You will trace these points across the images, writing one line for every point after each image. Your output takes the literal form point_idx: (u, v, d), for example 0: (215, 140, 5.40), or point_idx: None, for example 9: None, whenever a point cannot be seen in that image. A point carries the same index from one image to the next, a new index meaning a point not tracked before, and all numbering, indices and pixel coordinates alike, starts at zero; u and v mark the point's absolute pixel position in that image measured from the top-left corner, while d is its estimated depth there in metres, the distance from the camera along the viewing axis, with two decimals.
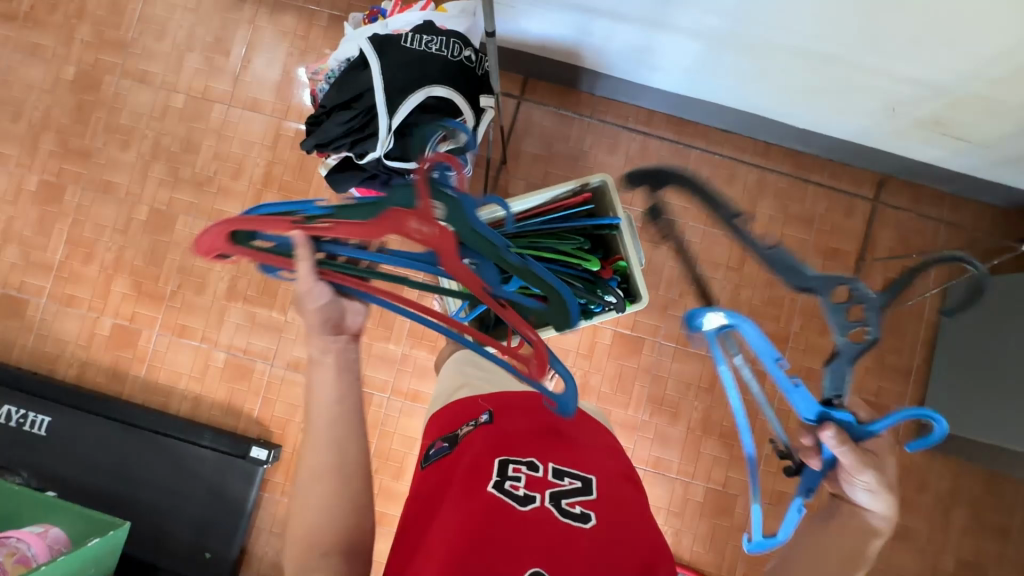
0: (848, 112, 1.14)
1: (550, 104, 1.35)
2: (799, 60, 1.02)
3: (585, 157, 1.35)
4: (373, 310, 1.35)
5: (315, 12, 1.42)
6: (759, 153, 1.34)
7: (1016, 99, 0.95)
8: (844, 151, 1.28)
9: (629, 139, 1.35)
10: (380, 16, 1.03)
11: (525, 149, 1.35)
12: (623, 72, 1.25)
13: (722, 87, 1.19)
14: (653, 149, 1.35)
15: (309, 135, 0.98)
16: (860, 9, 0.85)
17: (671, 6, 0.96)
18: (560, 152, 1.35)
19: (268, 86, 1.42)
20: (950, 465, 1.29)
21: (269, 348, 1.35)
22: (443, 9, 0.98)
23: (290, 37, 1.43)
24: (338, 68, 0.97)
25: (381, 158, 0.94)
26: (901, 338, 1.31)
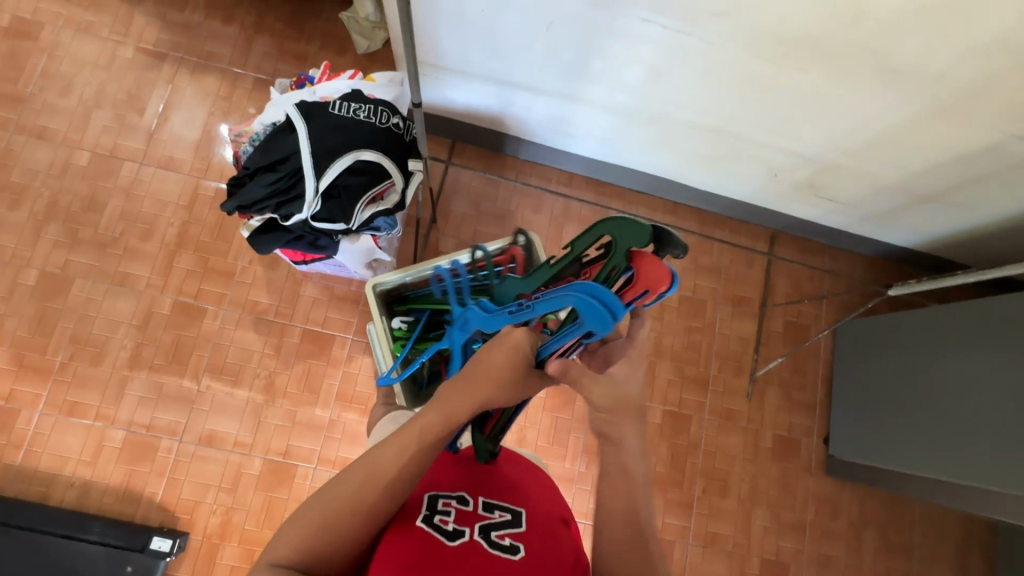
0: (740, 177, 1.29)
1: (476, 167, 1.42)
2: (695, 133, 1.16)
3: (511, 215, 1.42)
4: (298, 373, 1.29)
5: (239, 75, 1.43)
6: (669, 212, 1.47)
7: (867, 169, 1.13)
8: (740, 210, 1.44)
9: (552, 200, 1.44)
10: (307, 83, 1.06)
11: (454, 209, 1.40)
12: (544, 139, 1.35)
13: (633, 155, 1.32)
14: (575, 207, 1.44)
15: (228, 197, 0.95)
16: (739, 91, 0.99)
17: (583, 82, 1.07)
18: (487, 212, 1.41)
19: (185, 144, 1.38)
20: (857, 491, 1.40)
21: (178, 422, 1.23)
22: (371, 79, 1.04)
23: (212, 96, 1.41)
24: (262, 131, 0.96)
25: (307, 220, 0.96)
26: (803, 375, 1.44)
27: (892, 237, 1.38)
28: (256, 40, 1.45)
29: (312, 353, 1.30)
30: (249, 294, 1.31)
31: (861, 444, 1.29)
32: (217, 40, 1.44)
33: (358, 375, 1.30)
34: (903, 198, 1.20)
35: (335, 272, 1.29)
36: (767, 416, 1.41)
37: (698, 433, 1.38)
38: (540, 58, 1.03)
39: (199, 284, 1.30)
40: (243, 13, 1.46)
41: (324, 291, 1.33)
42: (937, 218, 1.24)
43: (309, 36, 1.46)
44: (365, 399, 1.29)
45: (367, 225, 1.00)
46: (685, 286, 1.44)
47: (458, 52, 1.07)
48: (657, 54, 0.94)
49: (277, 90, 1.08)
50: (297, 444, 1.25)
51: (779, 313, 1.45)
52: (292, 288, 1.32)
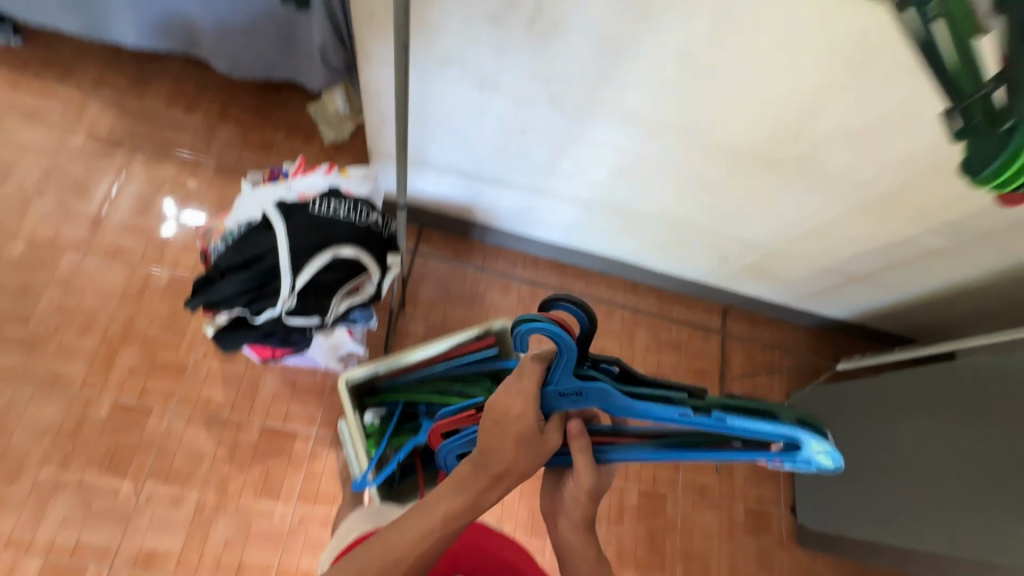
0: (694, 260, 1.39)
1: (443, 252, 1.45)
2: (653, 222, 1.25)
3: (480, 298, 1.43)
4: (255, 476, 1.18)
5: (199, 163, 1.40)
6: (629, 291, 1.54)
7: (806, 254, 1.26)
8: (694, 288, 1.54)
9: (519, 282, 1.47)
10: (280, 177, 1.05)
11: (423, 293, 1.41)
12: (510, 226, 1.40)
13: (596, 240, 1.39)
14: (541, 288, 1.48)
15: (194, 295, 0.91)
16: (694, 189, 1.09)
17: (553, 179, 1.14)
18: (456, 295, 1.42)
19: (135, 233, 1.31)
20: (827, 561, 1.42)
21: (109, 544, 1.08)
22: (346, 174, 1.03)
23: (171, 183, 1.37)
24: (236, 228, 0.94)
25: (280, 316, 0.93)
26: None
27: (829, 311, 1.51)
28: (219, 129, 1.45)
29: (271, 453, 1.20)
30: (201, 390, 1.21)
31: (828, 514, 1.31)
32: (179, 128, 1.42)
33: (322, 474, 1.21)
34: (837, 278, 1.33)
35: (300, 364, 1.23)
36: (736, 488, 1.43)
37: (674, 512, 1.37)
38: (511, 158, 1.09)
39: (144, 383, 1.19)
40: (207, 102, 1.46)
41: (285, 383, 1.25)
42: (866, 294, 1.38)
43: (274, 124, 1.48)
44: (329, 501, 1.19)
45: (343, 318, 0.98)
46: (649, 362, 1.49)
47: (433, 151, 1.12)
48: (621, 158, 1.03)
49: (249, 183, 1.07)
50: (251, 558, 1.13)
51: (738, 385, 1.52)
52: (250, 382, 1.24)
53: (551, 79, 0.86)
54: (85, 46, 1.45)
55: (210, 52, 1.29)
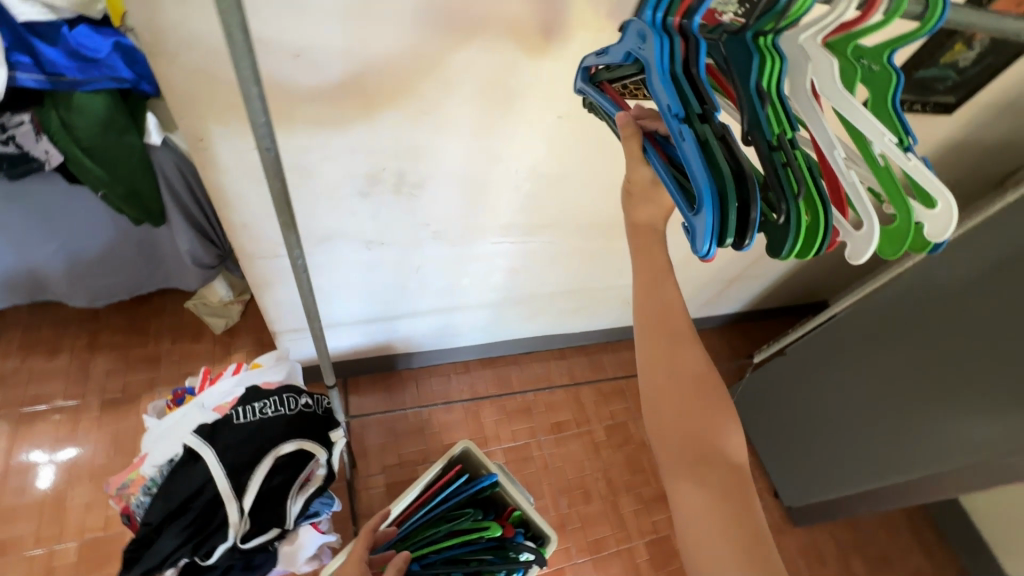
0: (605, 312, 1.51)
1: (375, 394, 1.42)
2: (559, 296, 1.35)
3: (428, 425, 1.42)
4: None
5: (79, 406, 1.27)
6: (561, 359, 1.61)
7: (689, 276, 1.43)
8: (615, 333, 1.65)
9: (458, 392, 1.48)
10: (188, 395, 0.99)
11: (370, 443, 1.36)
12: (432, 346, 1.43)
13: (514, 328, 1.46)
14: (481, 392, 1.50)
15: (127, 566, 0.80)
16: (584, 260, 1.21)
17: (458, 295, 1.20)
18: (403, 432, 1.39)
19: (19, 514, 1.13)
20: (839, 535, 1.48)
21: None
22: (259, 364, 1.00)
23: (49, 441, 1.21)
24: (157, 472, 0.87)
25: (234, 545, 0.85)
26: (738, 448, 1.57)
27: (727, 310, 1.70)
28: (92, 361, 1.33)
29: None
30: None
31: (803, 489, 1.40)
32: (43, 375, 1.29)
33: None
34: (722, 283, 1.52)
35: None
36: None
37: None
38: (412, 292, 1.14)
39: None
40: (70, 339, 1.35)
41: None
42: (748, 287, 1.59)
43: (154, 334, 1.39)
44: None
45: (303, 516, 0.92)
46: (604, 415, 1.55)
47: (338, 309, 1.13)
48: (512, 261, 1.13)
49: (156, 415, 1.00)
50: None
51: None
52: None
53: (432, 224, 0.95)
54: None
55: (65, 291, 1.21)
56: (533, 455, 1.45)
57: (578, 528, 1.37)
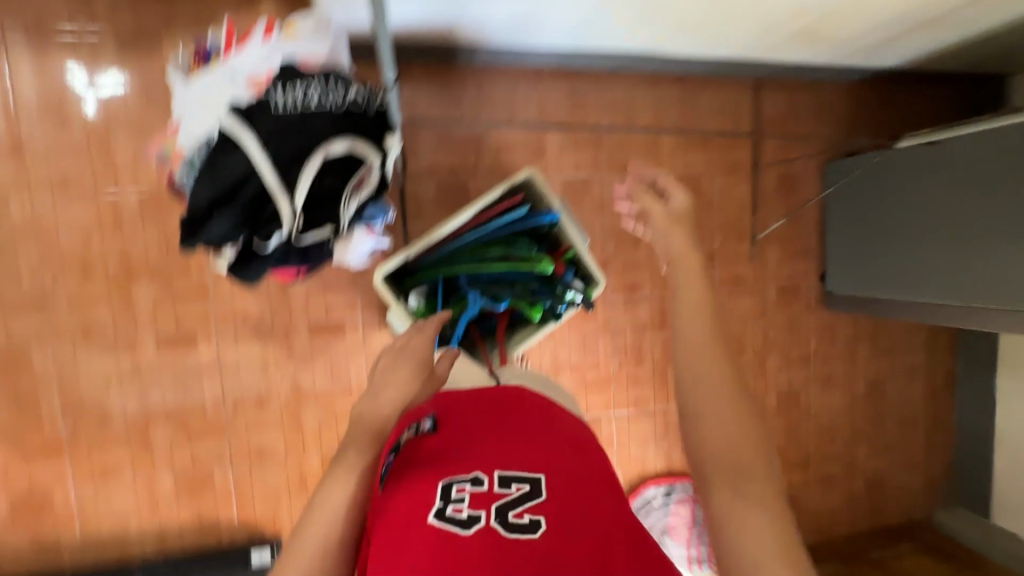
0: (734, 22, 1.30)
1: (426, 85, 1.44)
2: (637, 28, 1.31)
3: (481, 135, 1.48)
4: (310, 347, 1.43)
5: (117, 95, 1.28)
6: (648, 82, 1.58)
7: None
8: (725, 64, 1.59)
9: (523, 106, 1.50)
10: (208, 55, 0.95)
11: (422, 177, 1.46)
12: (505, 35, 1.34)
13: (604, 36, 1.38)
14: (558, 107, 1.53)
15: (185, 234, 0.86)
16: None
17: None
18: (459, 138, 1.48)
19: (104, 209, 1.31)
20: (781, 232, 1.71)
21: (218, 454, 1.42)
22: (292, 28, 0.92)
23: (86, 115, 1.28)
24: (196, 150, 0.87)
25: (289, 236, 0.89)
26: (737, 181, 1.66)
27: (867, 38, 1.44)
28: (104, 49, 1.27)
29: (314, 330, 1.44)
30: (235, 304, 1.39)
31: (852, 283, 1.64)
32: (61, 29, 1.25)
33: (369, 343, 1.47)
34: (790, 32, 1.37)
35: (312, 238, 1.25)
36: (716, 251, 1.66)
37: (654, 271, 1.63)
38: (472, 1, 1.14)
39: (183, 316, 1.37)
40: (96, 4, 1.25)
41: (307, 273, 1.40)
42: (815, 43, 1.46)
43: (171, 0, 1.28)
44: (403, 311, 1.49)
45: (358, 216, 0.97)
46: (677, 163, 1.62)
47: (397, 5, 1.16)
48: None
49: (178, 70, 1.00)
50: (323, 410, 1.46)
51: (710, 159, 1.64)
52: (275, 284, 1.40)
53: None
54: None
55: None
56: (588, 193, 1.56)
57: (595, 232, 1.57)
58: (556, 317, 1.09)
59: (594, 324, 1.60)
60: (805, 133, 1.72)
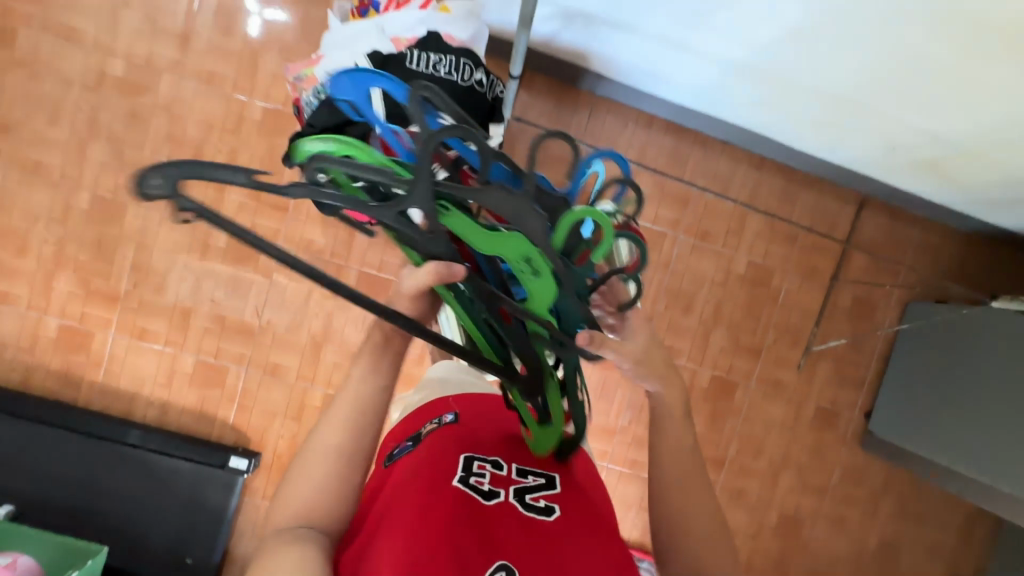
0: (849, 147, 1.23)
1: None
2: (808, 95, 1.05)
3: None
4: (306, 352, 1.38)
5: (247, 103, 1.32)
6: (754, 166, 1.44)
7: (996, 162, 1.07)
8: (834, 172, 1.41)
9: None
10: (371, 8, 0.97)
11: None
12: (634, 52, 1.09)
13: (802, 139, 1.28)
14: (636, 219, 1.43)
15: None
16: (843, 125, 1.12)
17: (673, 57, 1.07)
18: None
19: (203, 165, 1.32)
20: (839, 351, 1.52)
21: (212, 397, 1.37)
22: (447, 10, 0.94)
23: (238, 51, 1.30)
24: (329, 79, 0.90)
25: None
26: (809, 289, 1.50)
27: (1001, 221, 1.34)
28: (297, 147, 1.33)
29: (327, 396, 1.39)
30: (269, 356, 1.37)
31: (900, 420, 1.43)
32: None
33: None
34: (903, 160, 1.19)
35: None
36: (765, 345, 1.51)
37: (709, 354, 1.49)
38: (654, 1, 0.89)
39: (196, 319, 1.35)
40: (236, 112, 1.31)
41: (323, 318, 1.38)
42: (927, 179, 1.25)
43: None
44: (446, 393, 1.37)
45: None
46: (755, 252, 1.47)
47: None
48: (805, 18, 0.81)
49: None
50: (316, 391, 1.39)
51: (790, 257, 1.48)
52: (289, 311, 1.37)
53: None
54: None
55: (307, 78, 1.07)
56: (653, 278, 1.45)
57: (663, 329, 1.47)
58: None
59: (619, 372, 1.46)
60: (899, 267, 1.49)
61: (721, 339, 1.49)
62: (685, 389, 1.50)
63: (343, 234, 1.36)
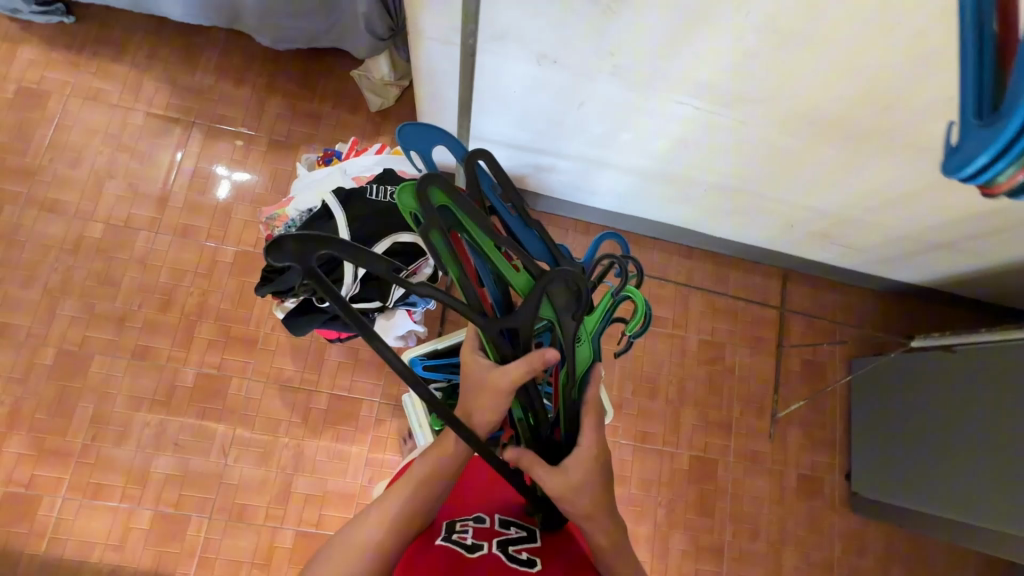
0: (758, 227, 1.42)
1: None
2: (709, 189, 1.25)
3: None
4: (275, 487, 1.32)
5: (218, 249, 1.42)
6: (684, 255, 1.62)
7: (877, 223, 1.26)
8: (754, 253, 1.60)
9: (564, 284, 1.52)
10: (335, 157, 1.15)
11: None
12: (563, 168, 1.29)
13: (719, 227, 1.47)
14: None
15: (265, 285, 1.03)
16: (749, 208, 1.32)
17: (595, 172, 1.27)
18: None
19: (172, 309, 1.38)
20: (803, 415, 1.58)
21: (170, 554, 1.25)
22: (400, 152, 1.13)
23: (212, 206, 1.45)
24: (299, 216, 1.05)
25: (344, 301, 1.04)
26: (759, 358, 1.60)
27: (906, 276, 1.52)
28: None
29: (299, 535, 1.30)
30: (235, 497, 1.30)
31: (882, 478, 1.44)
32: (216, 158, 1.47)
33: None
34: (803, 234, 1.39)
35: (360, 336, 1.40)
36: (734, 418, 1.55)
37: (683, 435, 1.52)
38: (567, 130, 1.11)
39: (156, 467, 1.30)
40: (207, 259, 1.42)
41: (293, 447, 1.35)
42: (828, 247, 1.45)
43: (314, 136, 1.51)
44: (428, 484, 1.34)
45: (404, 301, 1.08)
46: (704, 330, 1.59)
47: (485, 123, 1.13)
48: (685, 129, 1.03)
49: (282, 312, 1.10)
50: (287, 529, 1.30)
51: (735, 331, 1.61)
52: (257, 445, 1.34)
53: (616, 51, 0.86)
54: (104, 105, 1.47)
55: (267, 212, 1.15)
56: (615, 365, 1.52)
57: (635, 415, 1.51)
58: None
59: None
60: (832, 327, 1.63)
61: (691, 417, 1.53)
62: (667, 474, 1.49)
63: (312, 359, 1.40)
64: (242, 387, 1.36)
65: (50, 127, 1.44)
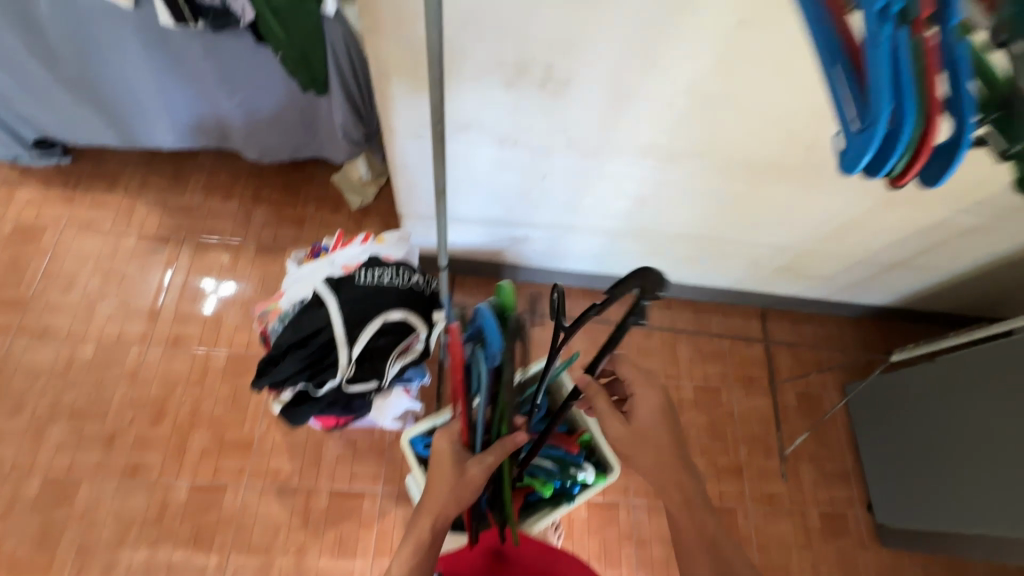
0: (727, 270, 1.50)
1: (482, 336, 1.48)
2: (674, 240, 1.35)
3: None
4: None
5: (210, 356, 1.44)
6: (664, 305, 1.68)
7: (833, 251, 1.35)
8: (729, 295, 1.67)
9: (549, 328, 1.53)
10: (322, 251, 1.21)
11: None
12: (537, 237, 1.38)
13: (691, 275, 1.55)
14: None
15: (259, 378, 1.04)
16: (715, 253, 1.41)
17: (568, 238, 1.36)
18: None
19: (164, 421, 1.36)
20: (810, 449, 1.57)
21: None
22: (382, 239, 1.16)
23: (203, 315, 1.48)
24: (292, 307, 1.10)
25: (339, 385, 1.06)
26: (755, 396, 1.61)
27: (876, 297, 1.59)
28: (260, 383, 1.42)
29: None
30: None
31: (904, 505, 1.40)
32: (207, 268, 1.54)
33: None
34: (769, 270, 1.48)
35: (357, 425, 1.38)
36: (743, 461, 1.53)
37: None
38: (535, 202, 1.21)
39: None
40: (199, 366, 1.43)
41: (295, 553, 1.28)
42: (795, 281, 1.53)
43: (300, 237, 1.60)
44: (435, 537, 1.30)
45: (399, 378, 1.10)
46: (696, 375, 1.62)
47: (460, 204, 1.24)
48: (640, 188, 1.14)
49: (278, 405, 1.11)
50: None
51: (727, 372, 1.63)
52: (255, 556, 1.27)
53: (567, 128, 0.99)
54: (97, 233, 1.55)
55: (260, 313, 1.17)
56: None
57: None
58: (570, 498, 1.14)
59: (616, 531, 1.41)
60: (819, 356, 1.68)
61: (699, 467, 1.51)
62: None
63: (310, 456, 1.37)
64: (238, 495, 1.32)
65: (45, 259, 1.50)
